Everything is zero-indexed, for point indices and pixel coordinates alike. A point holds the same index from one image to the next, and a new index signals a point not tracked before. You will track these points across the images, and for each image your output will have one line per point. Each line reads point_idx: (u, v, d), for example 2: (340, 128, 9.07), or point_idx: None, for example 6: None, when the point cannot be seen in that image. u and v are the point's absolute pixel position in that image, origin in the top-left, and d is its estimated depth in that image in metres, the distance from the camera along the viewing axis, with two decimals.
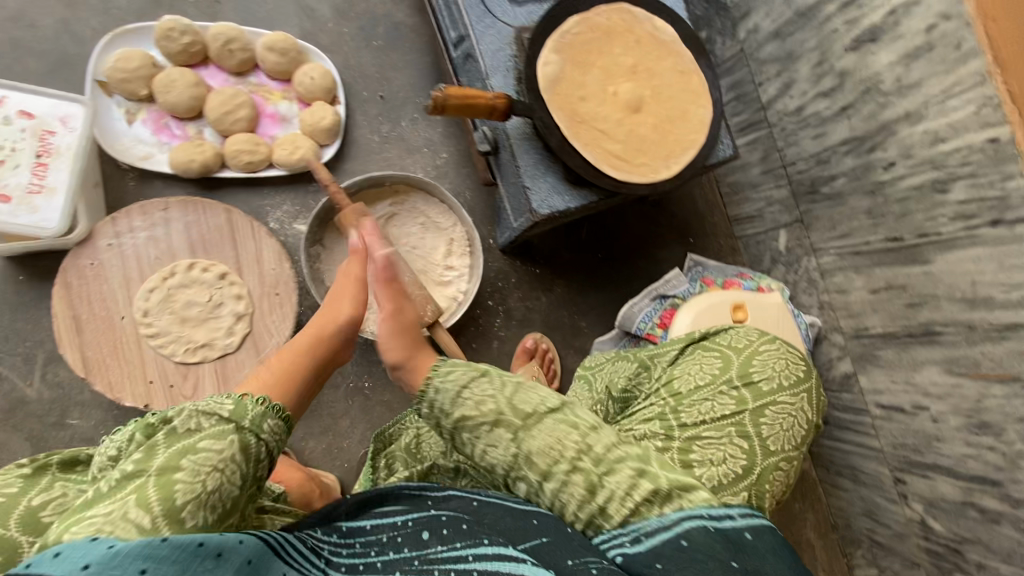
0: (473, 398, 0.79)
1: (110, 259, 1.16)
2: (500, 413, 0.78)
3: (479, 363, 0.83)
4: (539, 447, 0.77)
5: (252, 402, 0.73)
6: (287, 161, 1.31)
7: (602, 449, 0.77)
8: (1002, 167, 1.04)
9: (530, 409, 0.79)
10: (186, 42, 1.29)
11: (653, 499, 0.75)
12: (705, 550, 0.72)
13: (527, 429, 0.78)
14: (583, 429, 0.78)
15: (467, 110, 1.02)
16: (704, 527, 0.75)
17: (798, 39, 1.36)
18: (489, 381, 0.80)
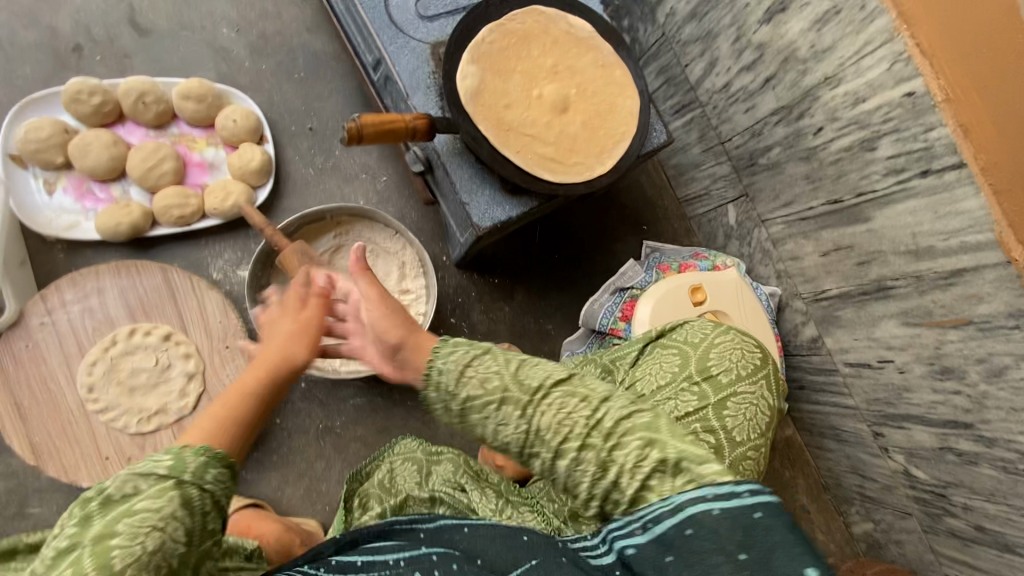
0: (474, 376, 0.65)
1: (45, 338, 1.11)
2: (501, 390, 0.64)
3: (480, 341, 0.68)
4: (546, 424, 0.63)
5: (193, 455, 0.60)
6: (219, 209, 1.28)
7: (612, 420, 0.62)
8: (922, 119, 1.06)
9: (535, 384, 0.64)
10: (97, 102, 1.25)
11: (663, 472, 0.60)
12: (715, 540, 0.55)
13: (534, 403, 0.63)
14: (594, 401, 0.64)
15: (387, 136, 1.00)
16: (711, 512, 0.56)
17: (713, 18, 1.36)
18: (494, 360, 0.66)
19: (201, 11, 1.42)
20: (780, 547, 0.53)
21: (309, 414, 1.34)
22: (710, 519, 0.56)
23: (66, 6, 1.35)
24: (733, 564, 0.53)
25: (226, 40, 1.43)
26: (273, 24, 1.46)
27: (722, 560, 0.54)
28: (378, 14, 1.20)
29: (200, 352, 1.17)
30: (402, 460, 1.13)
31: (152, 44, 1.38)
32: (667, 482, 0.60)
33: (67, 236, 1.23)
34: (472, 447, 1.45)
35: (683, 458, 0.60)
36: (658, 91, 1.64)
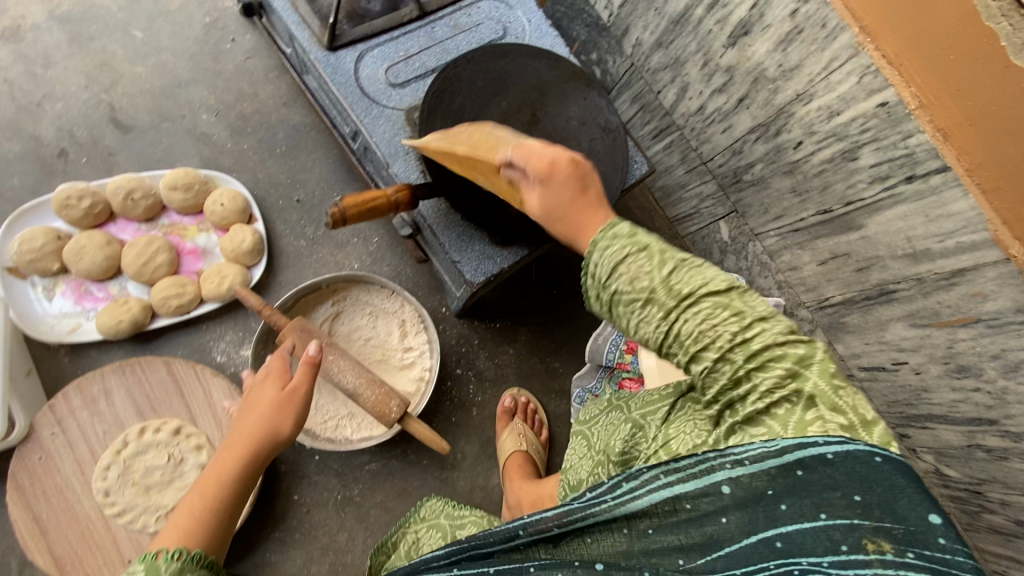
0: (627, 275, 0.66)
1: (58, 448, 1.11)
2: (655, 283, 0.65)
3: (640, 236, 0.68)
4: (691, 330, 0.64)
5: (166, 562, 0.68)
6: (216, 294, 1.29)
7: (760, 345, 0.63)
8: (900, 127, 1.06)
9: (688, 289, 0.65)
10: (87, 206, 1.27)
11: (793, 402, 0.62)
12: (833, 479, 0.57)
13: (684, 308, 0.65)
14: (746, 320, 0.64)
15: (369, 212, 1.01)
16: (823, 459, 0.57)
17: (679, 45, 1.38)
18: (649, 259, 0.66)
19: (180, 101, 1.45)
20: (906, 494, 0.55)
21: (327, 486, 1.33)
22: (827, 462, 0.57)
23: (48, 114, 1.38)
24: (846, 502, 0.56)
25: (206, 125, 1.46)
26: (251, 104, 1.49)
27: (836, 497, 0.56)
28: (350, 88, 1.22)
29: (211, 441, 1.18)
30: (427, 529, 1.10)
31: (134, 139, 1.41)
32: (795, 413, 0.62)
33: (70, 340, 1.24)
34: (493, 498, 1.43)
35: (820, 394, 0.61)
36: (634, 118, 1.64)
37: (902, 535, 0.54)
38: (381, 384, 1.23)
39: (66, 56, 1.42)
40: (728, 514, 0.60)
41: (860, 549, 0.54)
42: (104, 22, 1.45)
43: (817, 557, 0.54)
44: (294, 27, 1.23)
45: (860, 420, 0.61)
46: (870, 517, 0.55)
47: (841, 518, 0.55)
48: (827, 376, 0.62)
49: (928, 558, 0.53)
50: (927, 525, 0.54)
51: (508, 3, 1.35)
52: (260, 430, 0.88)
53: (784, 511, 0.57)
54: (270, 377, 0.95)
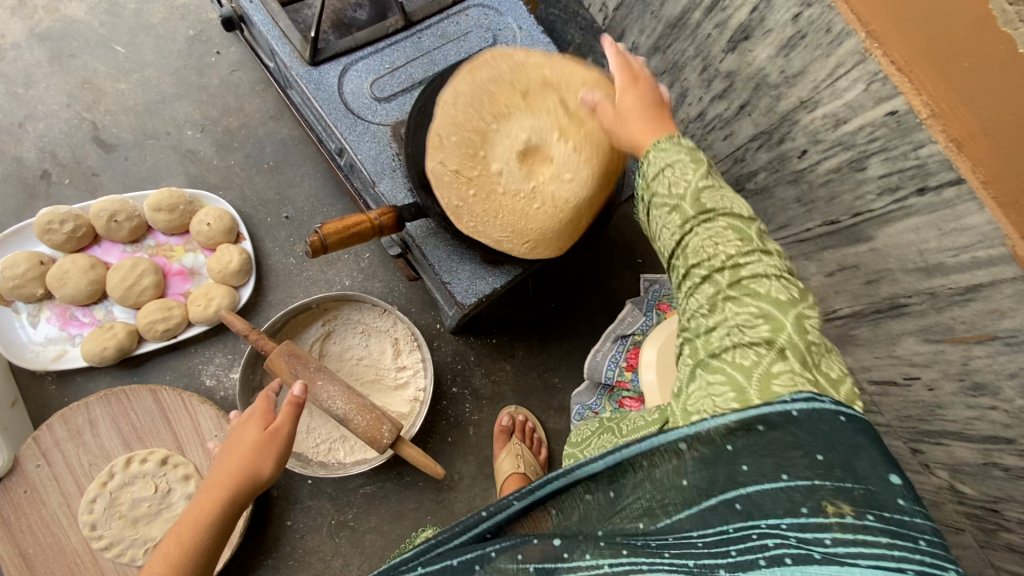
0: (667, 180, 0.68)
1: (43, 481, 1.09)
2: (691, 184, 0.66)
3: (699, 154, 0.68)
4: (695, 246, 0.65)
5: None
6: (203, 316, 1.26)
7: (754, 277, 0.62)
8: (910, 137, 1.00)
9: (713, 206, 0.65)
10: (69, 229, 1.24)
11: (762, 350, 0.59)
12: (795, 437, 0.51)
13: (702, 219, 0.66)
14: (752, 252, 0.64)
15: (351, 238, 0.97)
16: (787, 413, 0.52)
17: (677, 50, 1.32)
18: (694, 171, 0.67)
19: (164, 117, 1.42)
20: (867, 453, 0.51)
21: (320, 510, 1.31)
22: (791, 418, 0.52)
23: (30, 134, 1.35)
24: (807, 461, 0.49)
25: (192, 142, 1.42)
26: (237, 118, 1.46)
27: (798, 456, 0.50)
28: (334, 104, 1.17)
29: (198, 470, 1.15)
30: None
31: (118, 159, 1.38)
32: (761, 363, 0.59)
33: (55, 367, 1.22)
34: None
35: (792, 346, 0.59)
36: None
37: (863, 497, 0.48)
38: (372, 409, 1.19)
39: (48, 74, 1.39)
40: (690, 478, 0.51)
41: (821, 511, 0.46)
42: (85, 37, 1.42)
43: (775, 518, 0.46)
44: (275, 42, 1.19)
45: (825, 382, 0.59)
46: (832, 478, 0.48)
47: (803, 479, 0.48)
48: (806, 328, 0.60)
49: (886, 521, 0.46)
50: (886, 485, 0.49)
51: (498, 9, 1.30)
52: (237, 475, 0.85)
53: (746, 474, 0.50)
54: (255, 418, 0.94)
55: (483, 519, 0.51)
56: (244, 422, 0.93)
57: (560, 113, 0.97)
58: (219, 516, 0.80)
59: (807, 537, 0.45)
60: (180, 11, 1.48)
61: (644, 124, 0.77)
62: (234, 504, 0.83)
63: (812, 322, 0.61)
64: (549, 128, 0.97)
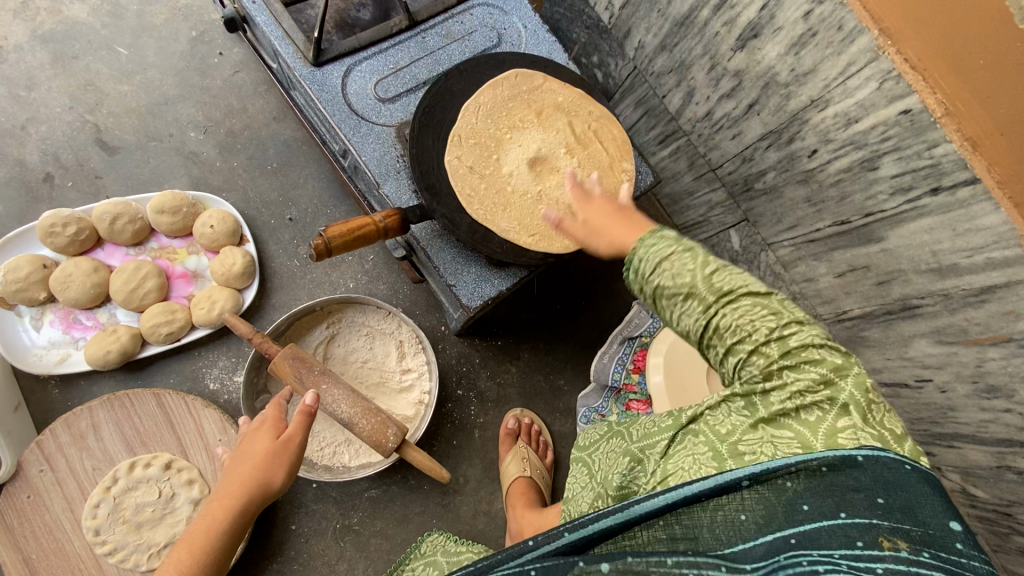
0: (669, 271, 0.68)
1: (46, 486, 1.08)
2: (701, 269, 0.67)
3: (687, 241, 0.70)
4: (730, 325, 0.65)
5: None
6: (206, 320, 1.25)
7: (798, 346, 0.64)
8: (924, 136, 0.98)
9: (730, 288, 0.66)
10: (73, 232, 1.23)
11: (825, 407, 0.62)
12: (858, 482, 0.54)
13: (726, 306, 0.66)
14: (787, 323, 0.65)
15: (357, 241, 0.96)
16: (851, 458, 0.56)
17: (684, 48, 1.30)
18: (693, 259, 0.68)
19: (167, 119, 1.41)
20: (931, 499, 0.53)
21: (325, 515, 1.29)
22: (857, 463, 0.56)
23: (33, 137, 1.35)
24: (867, 503, 0.53)
25: (195, 144, 1.41)
26: (239, 119, 1.45)
27: (859, 499, 0.54)
28: (337, 105, 1.16)
29: (202, 475, 1.14)
30: (423, 566, 1.04)
31: (121, 161, 1.37)
32: (827, 419, 0.61)
33: (59, 371, 1.21)
34: (497, 523, 1.38)
35: (853, 402, 0.61)
36: (639, 123, 1.57)
37: (920, 537, 0.51)
38: (378, 413, 1.18)
39: (50, 76, 1.38)
40: (749, 513, 0.57)
41: (875, 545, 0.50)
42: (88, 39, 1.41)
43: (828, 550, 0.51)
44: (278, 42, 1.18)
45: (888, 437, 0.61)
46: (889, 519, 0.52)
47: (861, 518, 0.52)
48: (860, 387, 0.62)
49: (942, 560, 0.50)
50: (947, 531, 0.51)
51: (503, 8, 1.29)
52: (249, 483, 0.86)
53: (806, 513, 0.54)
54: (269, 426, 0.95)
55: (530, 548, 0.60)
56: (256, 428, 0.94)
57: (567, 133, 1.16)
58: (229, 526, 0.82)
59: (860, 565, 0.49)
60: (182, 12, 1.47)
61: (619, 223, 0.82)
62: (246, 511, 0.84)
63: (864, 377, 0.64)
64: (557, 143, 1.15)
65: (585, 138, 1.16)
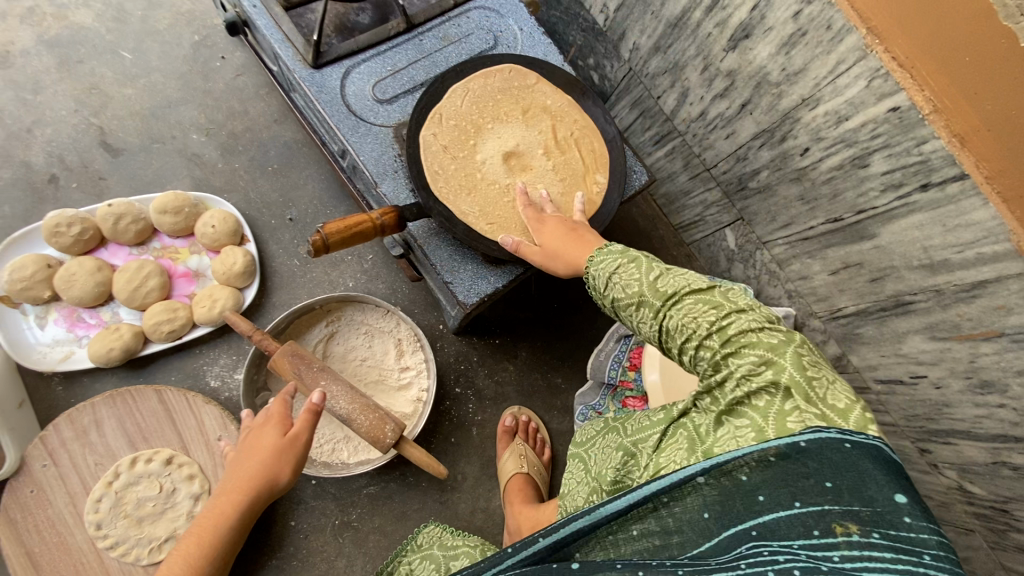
0: (620, 283, 0.81)
1: (49, 481, 1.10)
2: (645, 277, 0.79)
3: (631, 252, 0.83)
4: (675, 325, 0.75)
5: None
6: (208, 317, 1.27)
7: (737, 334, 0.71)
8: (913, 133, 0.99)
9: (672, 290, 0.77)
10: (77, 232, 1.25)
11: (772, 391, 0.66)
12: (806, 466, 0.56)
13: (670, 306, 0.76)
14: (726, 313, 0.73)
15: (353, 237, 0.98)
16: (797, 444, 0.58)
17: (678, 49, 1.32)
18: (638, 268, 0.80)
19: (170, 121, 1.43)
20: (874, 477, 0.55)
21: (324, 511, 1.30)
22: (800, 449, 0.58)
23: (38, 139, 1.37)
24: (818, 488, 0.55)
25: (197, 146, 1.44)
26: (241, 122, 1.47)
27: (810, 484, 0.55)
28: (336, 107, 1.18)
29: (203, 470, 1.16)
30: (420, 560, 1.06)
31: (125, 163, 1.39)
32: (774, 403, 0.65)
33: (63, 368, 1.23)
34: (495, 520, 1.39)
35: (795, 384, 0.65)
36: (634, 124, 1.59)
37: (870, 517, 0.53)
38: (376, 409, 1.20)
39: (56, 80, 1.41)
40: (710, 509, 0.58)
41: (831, 532, 0.52)
42: (93, 44, 1.44)
43: (787, 540, 0.52)
44: (278, 45, 1.20)
45: (835, 413, 0.63)
46: (840, 502, 0.53)
47: (814, 505, 0.54)
48: (802, 367, 0.67)
49: (893, 539, 0.51)
50: (894, 505, 0.53)
51: (499, 11, 1.32)
52: (255, 479, 0.89)
53: (762, 503, 0.56)
54: (273, 419, 0.96)
55: (509, 555, 0.58)
56: (263, 423, 0.95)
57: (548, 134, 1.21)
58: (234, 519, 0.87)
59: (818, 554, 0.50)
60: (185, 17, 1.50)
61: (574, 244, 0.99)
62: (251, 505, 0.88)
63: (807, 356, 0.69)
64: (536, 141, 1.21)
65: (565, 145, 1.21)
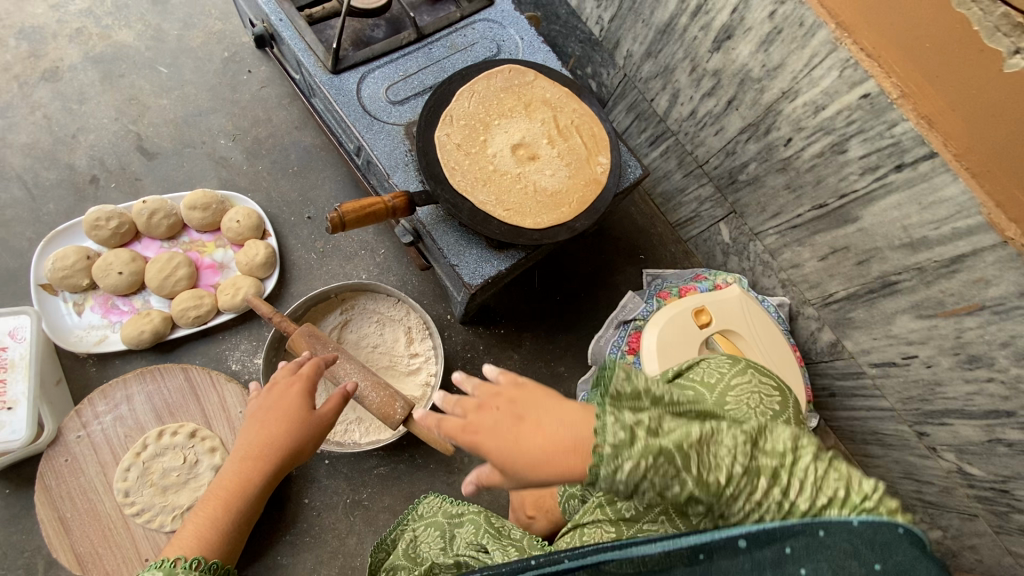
0: (654, 487, 0.63)
1: (82, 451, 1.18)
2: (688, 479, 0.62)
3: (645, 443, 0.63)
4: (738, 510, 0.64)
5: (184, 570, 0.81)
6: (231, 304, 1.36)
7: (809, 504, 0.63)
8: (884, 117, 1.07)
9: (726, 480, 0.63)
10: (115, 225, 1.36)
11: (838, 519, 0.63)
12: (855, 547, 0.58)
13: (725, 497, 0.63)
14: (785, 481, 0.63)
15: (366, 218, 1.07)
16: (849, 523, 0.60)
17: (668, 53, 1.42)
18: (669, 464, 0.62)
19: (200, 128, 1.56)
20: (920, 562, 0.58)
21: (336, 490, 1.36)
22: (852, 529, 0.59)
23: (82, 145, 1.50)
24: (865, 569, 0.58)
25: (225, 150, 1.56)
26: (264, 129, 1.60)
27: (855, 564, 0.58)
28: (353, 107, 1.29)
29: (224, 444, 1.22)
30: (426, 527, 1.13)
31: (158, 165, 1.51)
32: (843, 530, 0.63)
33: (97, 350, 1.32)
34: (501, 502, 1.42)
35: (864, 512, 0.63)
36: (631, 127, 1.69)
37: None
38: (387, 388, 1.26)
39: (99, 92, 1.54)
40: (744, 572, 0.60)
41: None
42: (133, 60, 1.58)
43: None
44: (301, 54, 1.33)
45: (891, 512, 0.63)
46: None
47: None
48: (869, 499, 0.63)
49: None
50: None
51: (501, 22, 1.44)
52: (275, 449, 0.95)
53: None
54: (297, 381, 1.02)
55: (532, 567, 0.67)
56: (288, 382, 1.01)
57: (551, 125, 1.32)
58: (259, 475, 0.94)
59: None
60: (216, 36, 1.65)
61: (539, 424, 0.69)
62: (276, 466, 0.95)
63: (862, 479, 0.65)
64: (540, 133, 1.31)
65: (567, 131, 1.32)
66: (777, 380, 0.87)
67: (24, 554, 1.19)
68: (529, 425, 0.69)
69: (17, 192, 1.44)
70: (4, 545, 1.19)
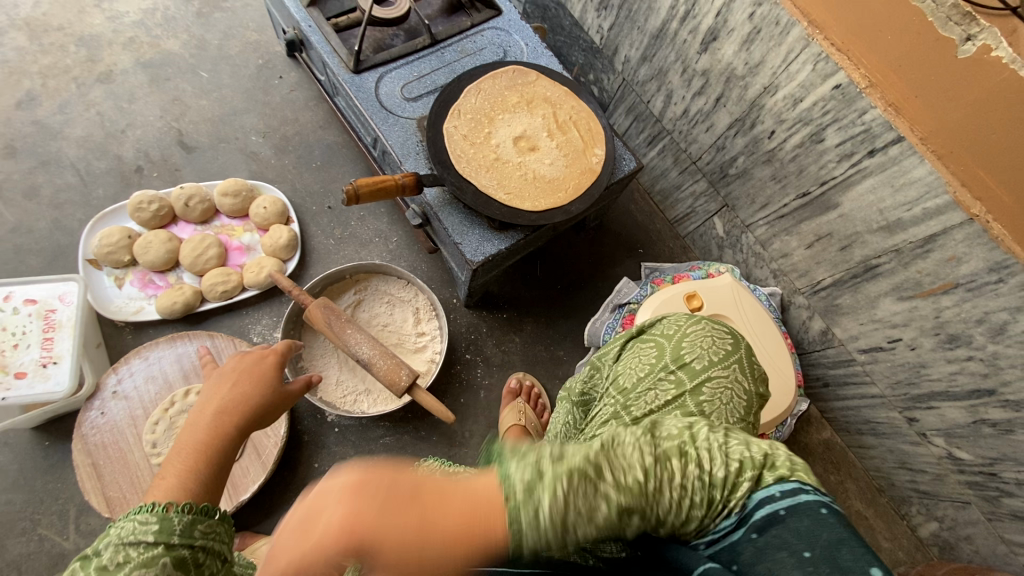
0: (577, 511, 0.54)
1: (117, 405, 1.30)
2: (609, 489, 0.56)
3: (547, 467, 0.55)
4: (672, 506, 0.58)
5: (177, 514, 0.73)
6: (256, 281, 1.48)
7: (724, 470, 0.60)
8: (855, 105, 1.16)
9: (646, 478, 0.57)
10: (155, 208, 1.51)
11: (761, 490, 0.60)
12: (782, 539, 0.55)
13: (652, 497, 0.57)
14: (696, 455, 0.61)
15: (380, 192, 1.19)
16: (775, 512, 0.57)
17: (661, 57, 1.53)
18: (584, 483, 0.55)
19: (235, 126, 1.72)
20: (847, 545, 0.53)
21: (345, 457, 1.44)
22: (778, 518, 0.57)
23: (130, 138, 1.66)
24: (795, 560, 0.53)
25: (256, 146, 1.71)
26: (292, 127, 1.75)
27: (785, 556, 0.53)
28: (371, 101, 1.43)
29: None
30: None
31: (196, 158, 1.67)
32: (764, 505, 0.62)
33: (134, 319, 1.45)
34: None
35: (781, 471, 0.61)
36: (630, 128, 1.80)
37: None
38: (393, 357, 1.35)
39: (146, 93, 1.72)
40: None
41: None
42: (178, 66, 1.76)
43: None
44: (327, 56, 1.48)
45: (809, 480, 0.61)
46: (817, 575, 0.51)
47: None
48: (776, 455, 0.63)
49: None
50: None
51: (508, 30, 1.58)
52: (241, 403, 0.92)
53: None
54: (271, 352, 1.05)
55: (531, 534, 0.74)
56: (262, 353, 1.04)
57: (550, 119, 1.44)
58: (233, 429, 0.88)
59: None
60: (252, 46, 1.82)
61: (440, 497, 0.51)
62: (250, 421, 0.92)
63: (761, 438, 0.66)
64: (540, 126, 1.43)
65: (566, 126, 1.43)
66: (729, 327, 0.96)
67: (58, 501, 1.30)
68: (411, 495, 0.50)
69: (71, 178, 1.60)
70: (42, 492, 1.30)
